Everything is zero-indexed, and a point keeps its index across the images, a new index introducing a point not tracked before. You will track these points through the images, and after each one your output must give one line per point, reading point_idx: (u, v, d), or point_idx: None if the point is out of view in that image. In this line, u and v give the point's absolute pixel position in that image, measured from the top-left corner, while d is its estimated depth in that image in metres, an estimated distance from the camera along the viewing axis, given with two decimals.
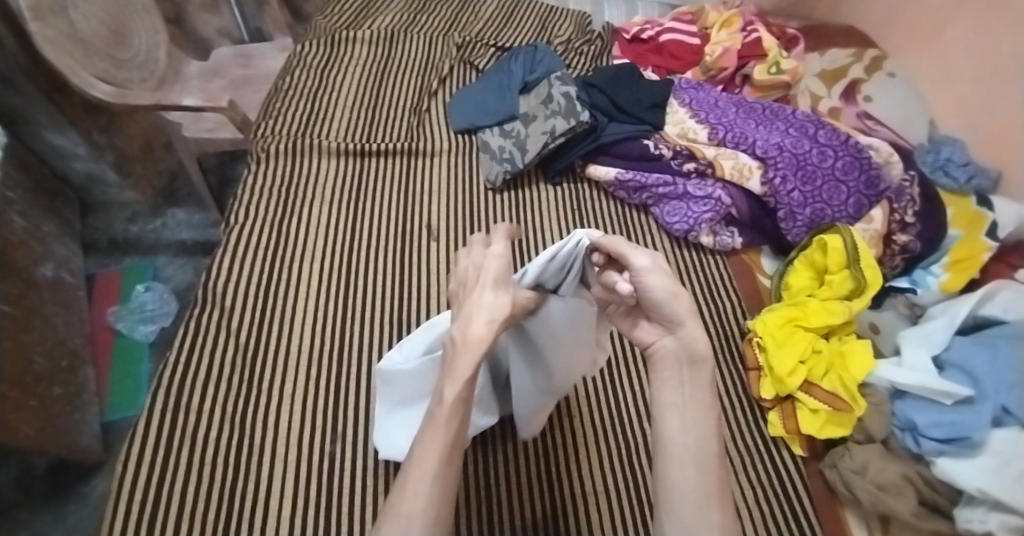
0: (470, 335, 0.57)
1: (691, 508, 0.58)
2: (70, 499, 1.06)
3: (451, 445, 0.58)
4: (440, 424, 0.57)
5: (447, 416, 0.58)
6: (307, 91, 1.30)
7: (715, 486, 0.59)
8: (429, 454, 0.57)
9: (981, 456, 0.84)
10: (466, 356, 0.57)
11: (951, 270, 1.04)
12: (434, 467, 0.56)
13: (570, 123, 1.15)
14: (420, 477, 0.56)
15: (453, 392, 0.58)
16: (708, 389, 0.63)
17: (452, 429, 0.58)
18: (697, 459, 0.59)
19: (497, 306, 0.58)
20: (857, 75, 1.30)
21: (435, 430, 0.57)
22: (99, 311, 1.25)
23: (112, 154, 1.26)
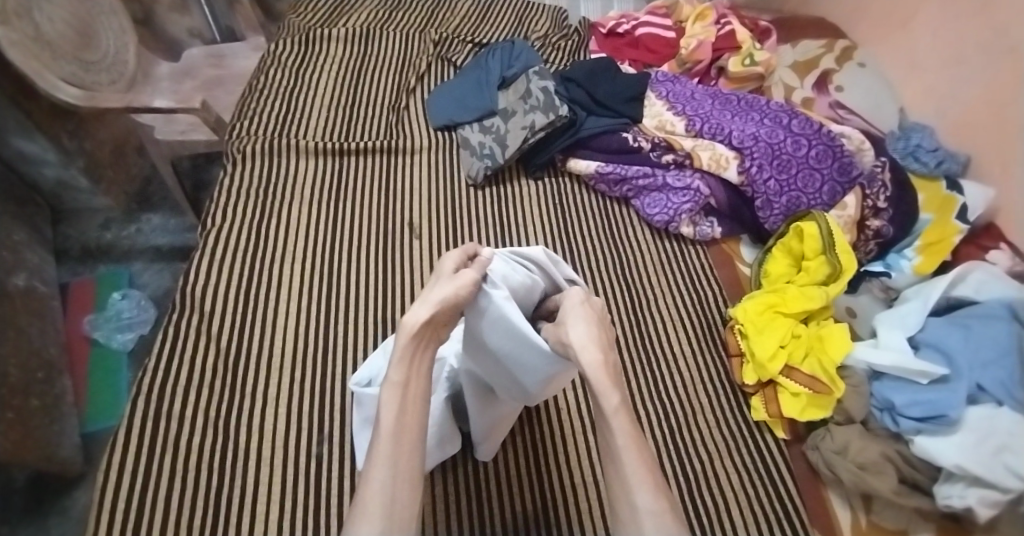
0: (403, 322, 0.67)
1: (624, 502, 0.61)
2: (52, 512, 1.03)
3: (399, 425, 0.63)
4: (388, 407, 0.64)
5: (392, 401, 0.64)
6: (282, 90, 1.28)
7: (638, 472, 0.61)
8: (381, 437, 0.62)
9: (958, 433, 0.87)
10: (399, 340, 0.66)
11: (924, 253, 1.08)
12: (385, 450, 0.61)
13: (549, 117, 1.15)
14: (377, 461, 0.61)
15: (395, 376, 0.65)
16: (608, 385, 0.63)
17: (397, 410, 0.63)
18: (612, 455, 0.62)
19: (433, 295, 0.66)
20: (829, 65, 1.33)
21: (383, 414, 0.63)
22: (75, 321, 1.21)
23: (83, 159, 1.23)
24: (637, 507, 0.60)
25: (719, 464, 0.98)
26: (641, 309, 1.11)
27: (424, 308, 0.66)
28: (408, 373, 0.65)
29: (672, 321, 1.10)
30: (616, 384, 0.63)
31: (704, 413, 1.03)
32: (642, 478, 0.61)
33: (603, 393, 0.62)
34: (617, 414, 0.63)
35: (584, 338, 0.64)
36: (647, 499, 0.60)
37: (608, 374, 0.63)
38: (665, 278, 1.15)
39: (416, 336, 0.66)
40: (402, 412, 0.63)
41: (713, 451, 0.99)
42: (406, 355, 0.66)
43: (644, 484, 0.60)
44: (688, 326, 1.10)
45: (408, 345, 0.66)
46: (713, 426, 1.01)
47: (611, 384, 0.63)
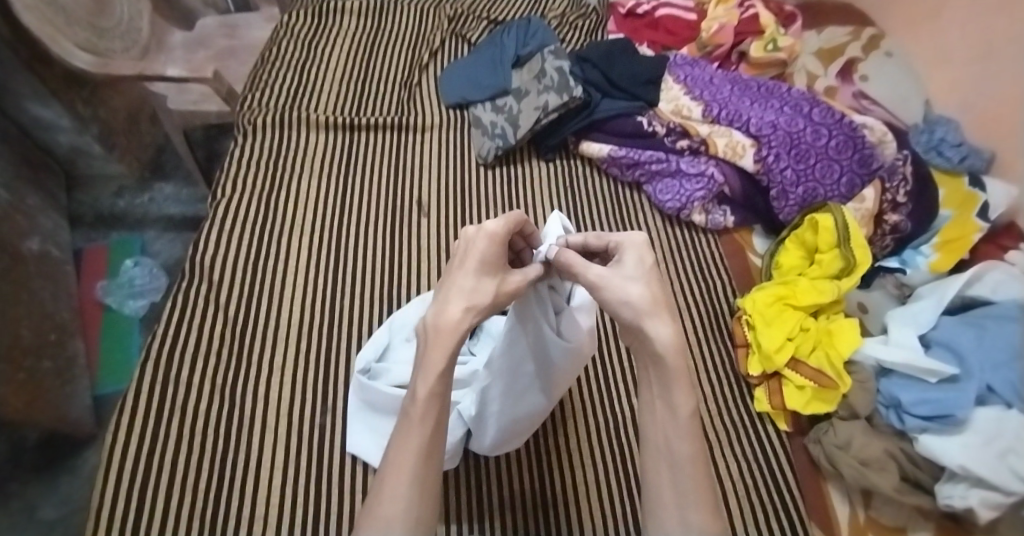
0: (444, 320, 0.57)
1: (670, 513, 0.54)
2: (63, 471, 1.06)
3: (431, 442, 0.56)
4: (419, 422, 0.56)
5: (423, 415, 0.56)
6: (295, 63, 1.27)
7: (695, 487, 0.54)
8: (407, 451, 0.55)
9: (964, 433, 0.86)
10: (437, 344, 0.56)
11: (941, 251, 1.05)
12: (415, 466, 0.54)
13: (563, 98, 1.13)
14: (402, 479, 0.54)
15: (433, 387, 0.56)
16: (686, 386, 0.55)
17: (431, 426, 0.56)
18: (671, 460, 0.55)
19: (478, 291, 0.58)
20: (854, 54, 1.29)
21: (413, 428, 0.55)
22: (87, 287, 1.23)
23: (97, 127, 1.23)
24: (690, 524, 0.53)
25: (719, 451, 0.98)
26: None
27: (465, 307, 0.57)
28: (445, 384, 0.57)
29: (679, 309, 1.09)
30: (693, 387, 0.56)
31: (706, 401, 1.02)
32: (699, 495, 0.54)
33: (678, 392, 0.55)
34: (688, 420, 0.55)
35: (647, 302, 0.56)
36: (702, 517, 0.53)
37: (685, 372, 0.55)
38: (674, 266, 1.13)
39: (455, 342, 0.57)
40: (437, 431, 0.56)
41: (714, 438, 0.99)
42: (445, 363, 0.57)
43: (699, 501, 0.53)
44: (695, 315, 1.09)
45: (448, 355, 0.56)
46: (715, 415, 1.01)
47: (688, 386, 0.56)
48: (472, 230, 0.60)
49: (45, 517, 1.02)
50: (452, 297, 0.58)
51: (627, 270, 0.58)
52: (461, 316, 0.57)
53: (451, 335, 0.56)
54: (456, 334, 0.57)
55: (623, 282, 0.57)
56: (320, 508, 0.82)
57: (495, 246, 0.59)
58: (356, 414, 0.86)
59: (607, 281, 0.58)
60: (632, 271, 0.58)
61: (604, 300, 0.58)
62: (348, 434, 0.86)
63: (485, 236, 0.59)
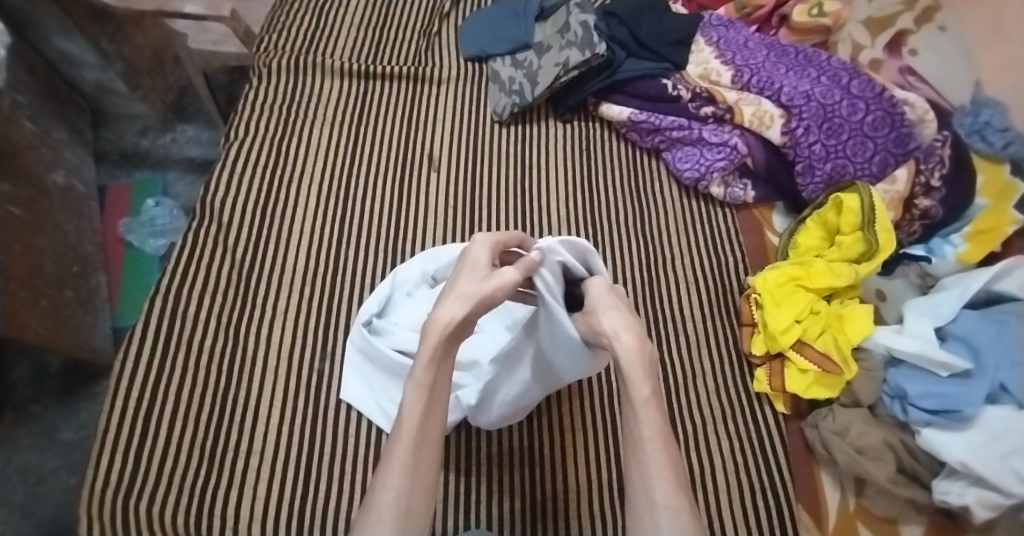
0: (435, 318, 0.65)
1: (641, 493, 0.62)
2: (83, 396, 1.12)
3: (422, 430, 0.63)
4: (411, 411, 0.63)
5: (416, 406, 0.64)
6: (314, 5, 1.25)
7: (660, 466, 0.61)
8: (400, 441, 0.62)
9: (970, 431, 0.84)
10: (427, 341, 0.64)
11: (971, 241, 0.99)
12: (406, 454, 0.61)
13: (585, 55, 1.08)
14: (395, 466, 0.61)
15: (421, 379, 0.64)
16: (647, 377, 0.64)
17: (421, 415, 0.63)
18: (638, 447, 0.63)
19: (469, 289, 0.66)
20: (906, 25, 1.20)
21: (406, 417, 0.63)
22: (110, 223, 1.26)
23: (121, 64, 1.22)
24: (656, 502, 0.60)
25: (711, 429, 0.97)
26: (659, 267, 1.07)
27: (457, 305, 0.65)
28: (434, 376, 0.65)
29: (687, 283, 1.07)
30: (648, 376, 0.64)
31: (705, 377, 1.01)
32: (663, 474, 0.61)
33: (635, 383, 0.63)
34: (646, 407, 0.63)
35: (618, 326, 0.66)
36: (666, 493, 0.60)
37: (642, 366, 0.64)
38: (686, 239, 1.10)
39: (445, 334, 0.65)
40: (426, 418, 0.64)
41: (708, 415, 0.98)
42: (435, 357, 0.65)
43: (665, 480, 0.61)
44: (701, 290, 1.07)
45: (436, 347, 0.64)
46: (711, 392, 1.00)
47: (645, 375, 0.64)
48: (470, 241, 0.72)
49: (64, 438, 1.08)
50: (447, 298, 0.66)
51: (596, 301, 0.69)
52: (452, 312, 0.65)
53: (438, 328, 0.64)
54: (446, 329, 0.65)
55: (599, 310, 0.68)
56: (314, 452, 0.85)
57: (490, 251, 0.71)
58: (355, 364, 0.89)
59: (592, 317, 0.68)
60: (604, 297, 0.70)
61: (589, 328, 0.68)
62: (345, 383, 0.89)
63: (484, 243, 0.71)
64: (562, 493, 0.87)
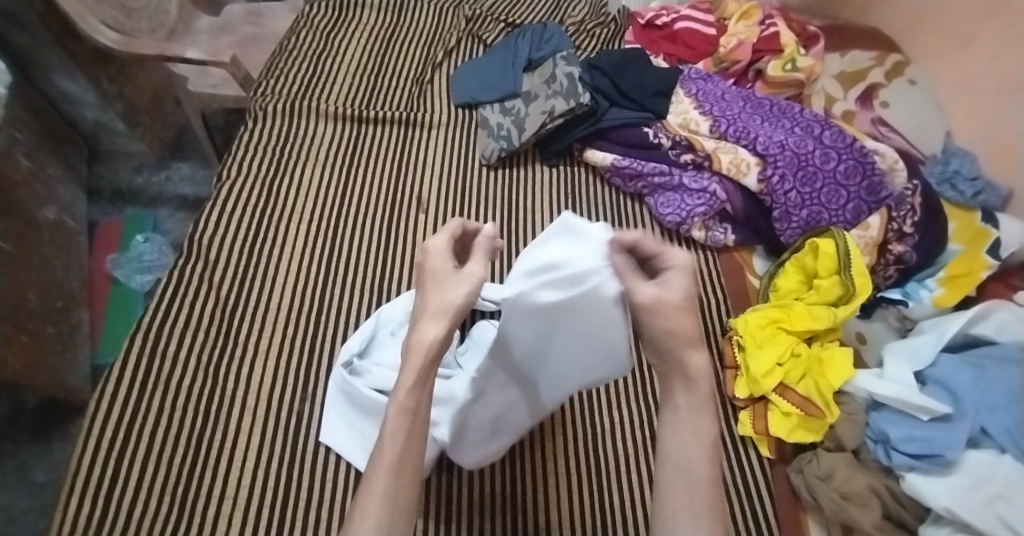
0: (417, 338, 0.61)
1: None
2: (57, 435, 1.10)
3: (403, 456, 0.60)
4: (392, 438, 0.60)
5: (397, 431, 0.60)
6: (312, 53, 1.30)
7: (706, 512, 0.54)
8: (380, 466, 0.59)
9: (952, 476, 0.84)
10: (410, 362, 0.61)
11: (946, 285, 1.02)
12: (385, 480, 0.58)
13: (569, 104, 1.13)
14: (375, 492, 0.58)
15: (403, 403, 0.61)
16: (710, 407, 0.56)
17: (402, 440, 0.60)
18: (687, 483, 0.54)
19: (451, 295, 0.62)
20: (877, 79, 1.28)
21: (386, 443, 0.60)
22: (99, 258, 1.27)
23: (120, 104, 1.27)
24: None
25: None
26: None
27: (438, 322, 0.61)
28: (416, 398, 0.61)
29: None
30: (715, 413, 0.56)
31: None
32: (711, 518, 0.53)
33: (705, 417, 0.55)
34: (706, 440, 0.55)
35: (676, 302, 0.55)
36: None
37: (708, 396, 0.56)
38: None
39: (429, 354, 0.61)
40: (408, 444, 0.60)
41: None
42: (417, 378, 0.61)
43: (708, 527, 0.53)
44: None
45: (420, 368, 0.60)
46: None
47: (710, 405, 0.56)
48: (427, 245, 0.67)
49: (35, 479, 1.06)
50: (424, 315, 0.62)
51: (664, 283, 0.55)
52: (431, 329, 0.61)
53: (418, 348, 0.60)
54: (426, 347, 0.61)
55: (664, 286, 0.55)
56: (289, 490, 0.84)
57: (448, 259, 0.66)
58: (335, 405, 0.89)
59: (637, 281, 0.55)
60: (673, 276, 0.56)
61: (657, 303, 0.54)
62: (325, 423, 0.88)
63: (439, 253, 0.66)
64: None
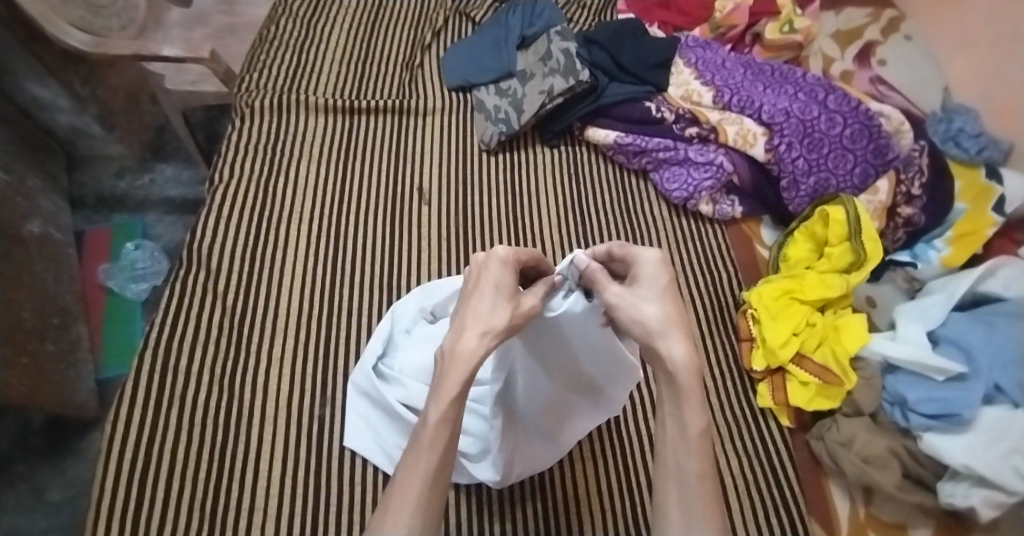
0: (459, 348, 0.56)
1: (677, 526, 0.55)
2: (68, 453, 1.06)
3: (438, 467, 0.57)
4: (430, 447, 0.56)
5: (433, 440, 0.57)
6: (294, 42, 1.26)
7: (700, 504, 0.54)
8: (414, 476, 0.56)
9: (968, 434, 0.85)
10: (453, 372, 0.56)
11: (954, 244, 1.02)
12: (420, 492, 0.55)
13: (569, 82, 1.11)
14: (407, 502, 0.55)
15: (445, 413, 0.56)
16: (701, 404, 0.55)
17: (439, 450, 0.57)
18: (679, 477, 0.56)
19: (492, 316, 0.56)
20: (873, 37, 1.26)
21: (423, 453, 0.56)
22: (90, 270, 1.22)
23: (95, 107, 1.19)
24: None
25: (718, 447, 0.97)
26: None
27: (478, 336, 0.56)
28: (457, 408, 0.57)
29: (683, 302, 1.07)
30: (704, 404, 0.55)
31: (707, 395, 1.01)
32: (703, 509, 0.54)
33: (687, 412, 0.54)
34: (697, 438, 0.55)
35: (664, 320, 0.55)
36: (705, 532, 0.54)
37: (696, 386, 0.54)
38: (681, 258, 1.10)
39: (471, 368, 0.56)
40: (445, 456, 0.57)
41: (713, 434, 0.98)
42: (459, 390, 0.56)
43: (704, 519, 0.54)
44: (698, 308, 1.07)
45: (463, 381, 0.56)
46: (716, 409, 1.00)
47: (700, 405, 0.55)
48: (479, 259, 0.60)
49: (51, 498, 1.02)
50: (468, 325, 0.57)
51: (635, 286, 0.58)
52: (477, 344, 0.56)
53: (467, 362, 0.55)
54: (472, 361, 0.56)
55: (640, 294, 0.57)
56: (323, 499, 0.83)
57: (505, 267, 0.59)
58: (355, 408, 0.87)
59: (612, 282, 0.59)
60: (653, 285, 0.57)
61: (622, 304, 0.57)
62: (347, 428, 0.86)
63: (497, 259, 0.59)
64: (576, 522, 0.88)
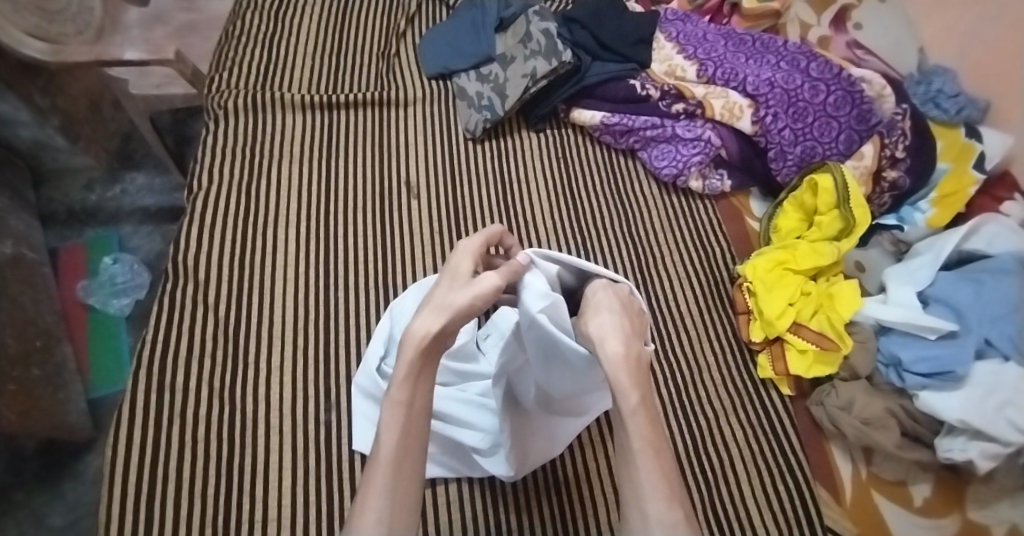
0: (409, 334, 0.60)
1: (635, 506, 0.55)
2: (67, 476, 1.03)
3: (400, 451, 0.58)
4: (389, 430, 0.58)
5: (394, 425, 0.59)
6: (260, 36, 1.25)
7: (652, 479, 0.54)
8: (378, 465, 0.57)
9: (962, 389, 0.83)
10: (403, 356, 0.60)
11: (939, 205, 1.04)
12: (382, 477, 0.56)
13: (551, 64, 1.10)
14: (374, 490, 0.56)
15: (398, 395, 0.59)
16: (634, 382, 0.55)
17: (399, 435, 0.58)
18: (627, 457, 0.56)
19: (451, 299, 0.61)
20: (848, 1, 1.27)
21: (382, 439, 0.58)
22: (68, 286, 1.18)
23: (58, 118, 1.14)
24: (650, 520, 0.53)
25: (723, 421, 0.96)
26: (652, 268, 1.07)
27: (437, 317, 0.60)
28: (411, 391, 0.59)
29: (680, 281, 1.07)
30: (637, 382, 0.55)
31: (708, 371, 1.00)
32: (657, 484, 0.54)
33: (621, 394, 0.54)
34: (635, 417, 0.54)
35: (610, 330, 0.57)
36: (659, 508, 0.53)
37: (629, 370, 0.55)
38: (674, 235, 1.11)
39: (422, 348, 0.59)
40: (405, 437, 0.58)
41: (719, 409, 0.97)
42: (411, 372, 0.60)
43: (656, 492, 0.54)
44: (695, 285, 1.07)
45: (412, 363, 0.59)
46: (717, 384, 0.99)
47: (631, 381, 0.55)
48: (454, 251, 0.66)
49: (53, 523, 0.99)
50: (427, 312, 0.60)
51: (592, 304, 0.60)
52: (431, 325, 0.59)
53: (410, 344, 0.59)
54: (418, 344, 0.59)
55: (601, 335, 0.56)
56: (337, 507, 0.80)
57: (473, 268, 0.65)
58: (363, 410, 0.84)
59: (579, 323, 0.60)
60: (600, 297, 0.61)
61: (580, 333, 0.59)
62: (354, 431, 0.84)
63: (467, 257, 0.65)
64: (591, 508, 0.83)
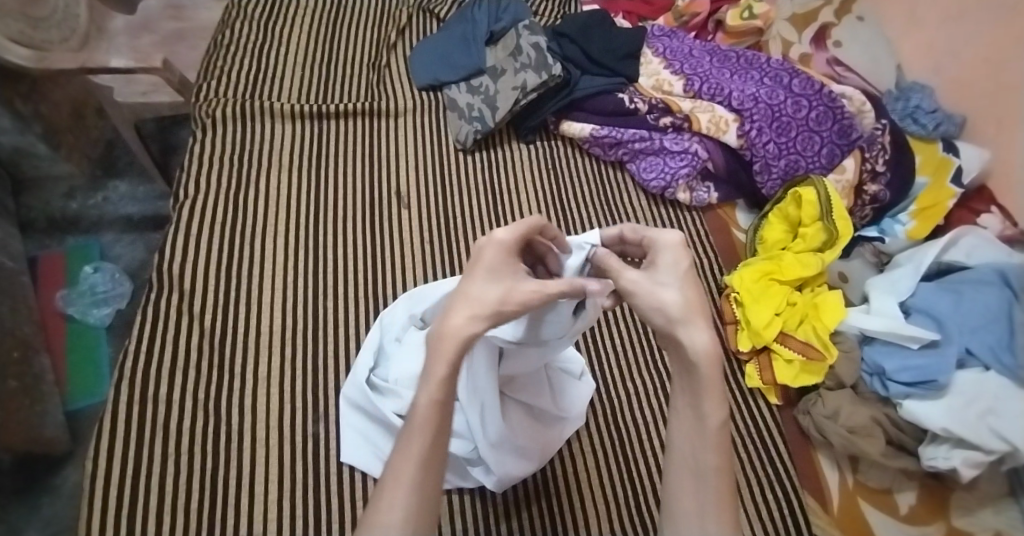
0: (447, 328, 0.47)
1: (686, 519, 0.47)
2: (42, 492, 1.00)
3: (431, 455, 0.46)
4: (421, 430, 0.46)
5: (428, 420, 0.46)
6: (251, 46, 1.24)
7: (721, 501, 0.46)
8: (404, 465, 0.45)
9: (947, 397, 0.84)
10: (441, 353, 0.46)
11: (917, 218, 1.06)
12: (413, 477, 0.44)
13: (541, 77, 1.12)
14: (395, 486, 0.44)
15: (436, 393, 0.46)
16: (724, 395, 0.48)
17: (432, 433, 0.46)
18: (696, 471, 0.47)
19: (482, 297, 0.47)
20: (827, 19, 1.31)
21: (412, 435, 0.46)
22: (47, 296, 1.15)
23: (40, 125, 1.13)
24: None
25: None
26: None
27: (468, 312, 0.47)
28: (450, 388, 0.47)
29: None
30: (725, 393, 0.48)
31: None
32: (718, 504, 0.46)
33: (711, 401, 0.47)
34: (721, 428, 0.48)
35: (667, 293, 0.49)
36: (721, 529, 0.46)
37: (718, 381, 0.47)
38: None
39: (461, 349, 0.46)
40: (439, 439, 0.46)
41: None
42: (451, 369, 0.46)
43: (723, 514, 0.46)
44: None
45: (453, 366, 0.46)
46: None
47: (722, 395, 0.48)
48: (487, 238, 0.51)
49: None
50: (456, 304, 0.47)
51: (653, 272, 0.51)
52: (467, 325, 0.47)
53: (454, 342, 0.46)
54: (461, 342, 0.46)
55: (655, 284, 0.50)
56: (323, 518, 0.78)
57: (510, 258, 0.51)
58: (350, 420, 0.82)
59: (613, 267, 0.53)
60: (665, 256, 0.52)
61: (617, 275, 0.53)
62: (342, 441, 0.82)
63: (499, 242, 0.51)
64: (580, 521, 0.82)
